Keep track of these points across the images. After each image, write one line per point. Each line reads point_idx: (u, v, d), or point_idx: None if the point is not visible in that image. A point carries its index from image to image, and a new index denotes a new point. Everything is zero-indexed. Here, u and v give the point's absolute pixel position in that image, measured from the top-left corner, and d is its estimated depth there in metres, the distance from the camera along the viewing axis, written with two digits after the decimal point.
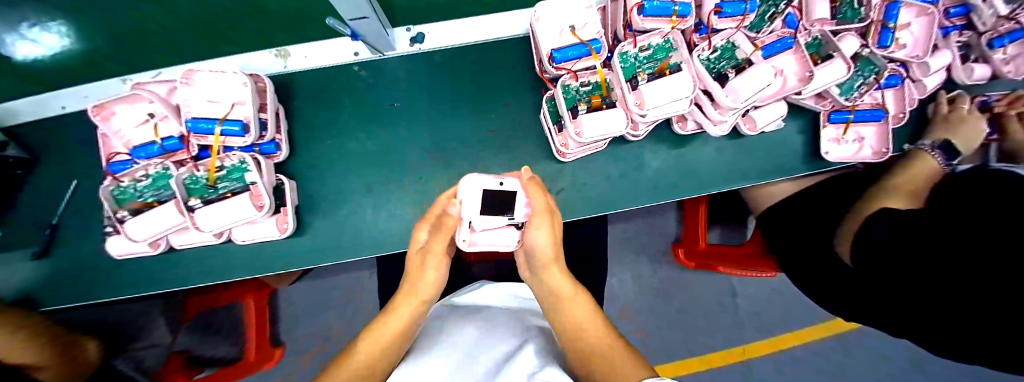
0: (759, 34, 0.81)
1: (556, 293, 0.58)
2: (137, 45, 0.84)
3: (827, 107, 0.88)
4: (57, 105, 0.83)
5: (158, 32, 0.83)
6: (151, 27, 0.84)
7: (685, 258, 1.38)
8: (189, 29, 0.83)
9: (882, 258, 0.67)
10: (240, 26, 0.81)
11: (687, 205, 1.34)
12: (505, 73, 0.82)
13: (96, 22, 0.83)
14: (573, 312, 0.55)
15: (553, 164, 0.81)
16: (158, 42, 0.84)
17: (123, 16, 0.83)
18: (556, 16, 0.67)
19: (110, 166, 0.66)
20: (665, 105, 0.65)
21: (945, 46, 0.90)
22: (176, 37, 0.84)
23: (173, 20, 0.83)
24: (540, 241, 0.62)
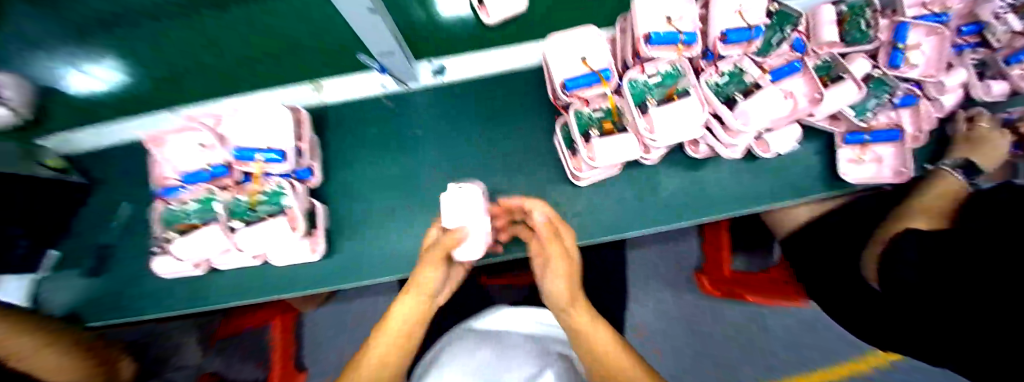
0: (767, 59, 0.84)
1: (576, 326, 0.59)
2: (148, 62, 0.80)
3: (841, 128, 0.89)
4: (118, 135, 0.92)
5: None
6: None
7: (710, 286, 1.36)
8: None
9: (913, 278, 0.65)
10: None
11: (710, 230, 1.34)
12: (520, 101, 0.87)
13: None
14: (594, 340, 0.57)
15: (568, 187, 0.83)
16: None
17: None
18: (566, 48, 0.72)
19: (162, 189, 0.72)
20: (678, 129, 0.67)
21: (960, 64, 0.90)
22: None
23: None
24: (557, 285, 0.61)
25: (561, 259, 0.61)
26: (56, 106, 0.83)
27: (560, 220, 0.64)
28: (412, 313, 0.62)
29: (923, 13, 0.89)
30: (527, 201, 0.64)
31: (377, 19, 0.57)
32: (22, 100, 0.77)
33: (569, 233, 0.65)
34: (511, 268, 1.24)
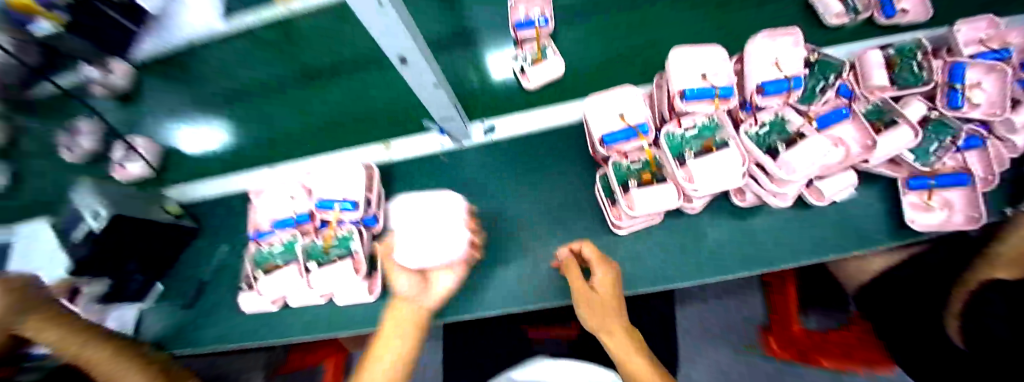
0: (812, 106, 0.83)
1: (617, 355, 0.71)
2: (258, 122, 1.15)
3: (903, 172, 0.86)
4: (228, 187, 1.12)
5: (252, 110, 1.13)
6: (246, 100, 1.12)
7: (779, 350, 1.23)
8: (284, 116, 1.12)
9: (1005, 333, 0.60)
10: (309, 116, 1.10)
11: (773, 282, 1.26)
12: (562, 155, 0.93)
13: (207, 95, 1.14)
14: (633, 366, 0.68)
15: (609, 236, 0.84)
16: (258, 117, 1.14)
17: (226, 80, 1.10)
18: (603, 107, 0.78)
19: (256, 233, 0.86)
20: (718, 179, 0.68)
21: None
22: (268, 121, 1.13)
23: (265, 106, 1.12)
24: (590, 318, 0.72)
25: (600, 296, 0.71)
26: (178, 165, 1.18)
27: (594, 255, 0.72)
28: (402, 318, 0.75)
29: (980, 51, 0.88)
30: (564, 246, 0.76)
31: (440, 91, 0.70)
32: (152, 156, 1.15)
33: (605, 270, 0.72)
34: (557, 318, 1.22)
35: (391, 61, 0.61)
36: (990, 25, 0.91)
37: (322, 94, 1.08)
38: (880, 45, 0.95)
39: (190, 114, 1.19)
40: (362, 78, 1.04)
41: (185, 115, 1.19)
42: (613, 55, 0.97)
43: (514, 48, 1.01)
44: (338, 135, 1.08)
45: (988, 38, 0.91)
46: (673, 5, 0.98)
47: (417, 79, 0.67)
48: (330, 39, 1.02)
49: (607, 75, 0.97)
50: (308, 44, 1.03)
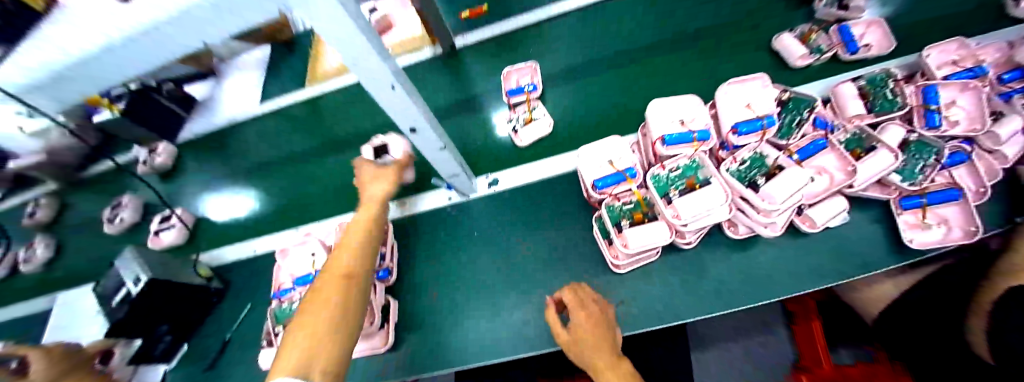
0: (790, 140, 0.89)
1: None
2: (279, 189, 1.27)
3: (894, 194, 0.89)
4: (251, 249, 1.19)
5: (278, 176, 1.29)
6: (276, 170, 1.30)
7: None
8: (305, 178, 1.25)
9: None
10: (324, 179, 1.23)
11: (796, 314, 1.23)
12: (562, 201, 0.99)
13: (244, 166, 1.33)
14: None
15: (612, 275, 0.87)
16: (280, 181, 1.28)
17: (265, 155, 1.32)
18: (595, 155, 0.86)
19: (279, 291, 0.91)
20: (703, 215, 0.74)
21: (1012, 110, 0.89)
22: (290, 182, 1.27)
23: (290, 172, 1.28)
24: (579, 360, 0.72)
25: (582, 334, 0.71)
26: (204, 230, 1.26)
27: (575, 297, 0.77)
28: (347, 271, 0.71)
29: (954, 71, 0.96)
30: (554, 293, 0.81)
31: (445, 152, 0.79)
32: (187, 223, 1.24)
33: (586, 308, 0.74)
34: (572, 368, 1.19)
35: (403, 131, 0.71)
36: (960, 46, 0.98)
37: (340, 159, 1.24)
38: (853, 77, 1.01)
39: (223, 182, 1.32)
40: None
41: (218, 184, 1.32)
42: (602, 112, 1.07)
43: (508, 110, 1.15)
44: (345, 199, 1.17)
45: (960, 58, 0.99)
46: (649, 66, 1.12)
47: (425, 144, 0.76)
48: (354, 119, 1.28)
49: (605, 128, 1.05)
50: (335, 123, 1.30)
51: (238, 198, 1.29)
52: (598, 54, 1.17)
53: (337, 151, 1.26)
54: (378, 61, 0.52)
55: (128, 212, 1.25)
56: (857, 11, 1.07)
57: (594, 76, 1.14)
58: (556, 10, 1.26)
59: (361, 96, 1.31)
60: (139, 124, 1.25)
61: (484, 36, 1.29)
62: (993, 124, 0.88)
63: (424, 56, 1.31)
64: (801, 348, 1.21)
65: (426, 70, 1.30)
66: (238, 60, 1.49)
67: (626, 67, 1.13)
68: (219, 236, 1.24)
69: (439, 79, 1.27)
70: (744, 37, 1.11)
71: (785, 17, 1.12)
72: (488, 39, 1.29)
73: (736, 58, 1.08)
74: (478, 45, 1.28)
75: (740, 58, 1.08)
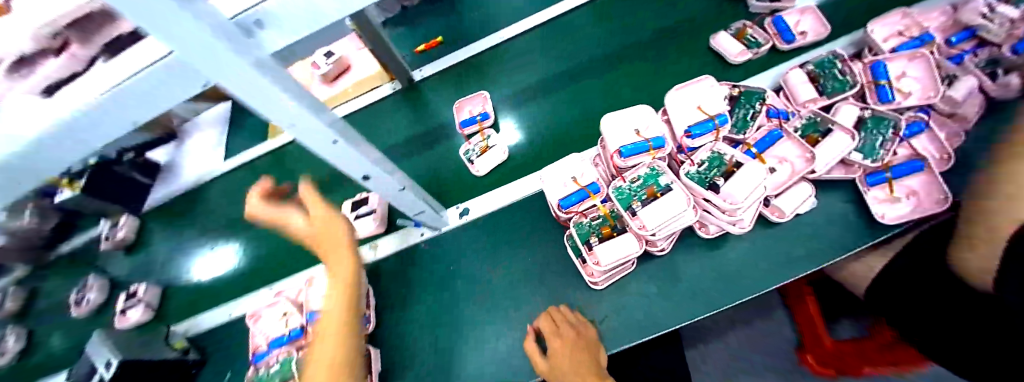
0: (747, 134, 0.89)
1: None
2: (252, 245, 1.24)
3: (858, 172, 0.90)
4: (227, 312, 1.14)
5: (250, 231, 1.26)
6: (247, 226, 1.27)
7: (819, 366, 1.14)
8: (278, 232, 1.23)
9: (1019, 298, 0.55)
10: (284, 236, 1.21)
11: (790, 295, 1.22)
12: (534, 223, 0.98)
13: (215, 226, 1.30)
14: None
15: (591, 292, 0.86)
16: (253, 237, 1.25)
17: (235, 212, 1.30)
18: (559, 174, 0.86)
19: (255, 355, 0.89)
20: (667, 221, 0.74)
21: (965, 72, 0.92)
22: (263, 237, 1.24)
23: (262, 226, 1.26)
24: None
25: (561, 356, 0.76)
26: (173, 300, 1.22)
27: (549, 322, 0.82)
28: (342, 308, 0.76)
29: (901, 43, 1.00)
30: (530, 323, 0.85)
31: (406, 192, 0.79)
32: (153, 298, 1.20)
33: (562, 330, 0.79)
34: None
35: (356, 179, 0.70)
36: (904, 17, 1.03)
37: None
38: (801, 63, 1.03)
39: (193, 246, 1.29)
40: (342, 192, 1.21)
41: (189, 248, 1.29)
42: (563, 130, 1.10)
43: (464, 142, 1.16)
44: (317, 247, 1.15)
45: (905, 28, 1.02)
46: (598, 79, 1.16)
47: (383, 188, 0.75)
48: (315, 167, 1.28)
49: (567, 145, 1.07)
50: (301, 171, 1.30)
51: (212, 257, 1.26)
52: (552, 72, 1.20)
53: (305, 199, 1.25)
54: (311, 116, 0.52)
55: (94, 293, 1.21)
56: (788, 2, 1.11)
57: (551, 95, 1.17)
58: (507, 34, 1.29)
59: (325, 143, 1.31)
60: (97, 198, 1.20)
61: (440, 67, 1.30)
62: (947, 88, 0.91)
63: (384, 92, 1.31)
64: (801, 328, 1.20)
65: (389, 106, 1.30)
66: (199, 120, 1.51)
67: (590, 82, 1.16)
68: (194, 302, 1.20)
69: (401, 114, 1.27)
70: (688, 40, 1.15)
71: (725, 15, 1.16)
72: (444, 69, 1.30)
73: (684, 63, 1.12)
74: (438, 76, 1.30)
75: (688, 62, 1.12)
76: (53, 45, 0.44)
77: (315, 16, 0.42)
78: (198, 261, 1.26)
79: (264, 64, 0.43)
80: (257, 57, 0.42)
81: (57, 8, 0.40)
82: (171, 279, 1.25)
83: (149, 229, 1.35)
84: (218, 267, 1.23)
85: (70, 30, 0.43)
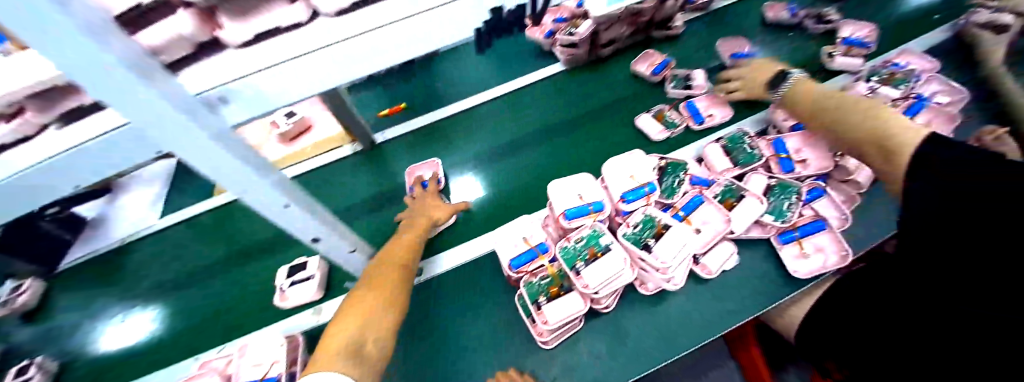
0: (675, 199, 1.01)
1: None
2: (186, 307, 1.13)
3: (771, 231, 1.04)
4: None
5: (184, 291, 1.17)
6: (182, 286, 1.18)
7: None
8: (214, 294, 1.15)
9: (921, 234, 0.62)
10: (221, 299, 1.13)
11: (734, 344, 1.29)
12: (489, 282, 1.00)
13: (141, 287, 1.19)
14: None
15: (543, 352, 0.88)
16: (184, 298, 1.15)
17: (165, 273, 1.21)
18: (510, 234, 0.93)
19: None
20: (607, 279, 0.80)
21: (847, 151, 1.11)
22: (198, 298, 1.15)
23: (198, 286, 1.17)
24: None
25: None
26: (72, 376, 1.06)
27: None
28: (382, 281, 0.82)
29: (795, 123, 1.18)
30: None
31: (355, 254, 0.82)
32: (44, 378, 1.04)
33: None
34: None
35: (305, 243, 0.70)
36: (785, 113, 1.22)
37: (253, 267, 1.17)
38: (718, 138, 1.22)
39: (114, 309, 1.16)
40: (292, 251, 1.18)
41: (108, 313, 1.15)
42: (518, 193, 1.19)
43: None
44: (260, 310, 1.09)
45: None
46: (545, 148, 1.29)
47: (334, 248, 0.76)
48: (264, 225, 1.25)
49: (525, 205, 1.17)
50: (244, 228, 1.26)
51: (126, 326, 1.13)
52: (510, 140, 1.32)
53: (250, 257, 1.20)
54: (260, 180, 0.53)
55: None
56: (698, 89, 1.33)
57: (507, 160, 1.28)
58: (468, 104, 1.42)
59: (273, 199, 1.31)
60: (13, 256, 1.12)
61: (403, 130, 1.38)
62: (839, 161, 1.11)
63: (345, 153, 1.35)
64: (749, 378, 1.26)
65: (352, 166, 1.34)
66: (141, 175, 1.42)
67: (559, 141, 1.30)
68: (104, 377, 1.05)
69: (361, 173, 1.32)
70: (626, 118, 1.34)
71: (652, 98, 1.37)
72: (406, 132, 1.38)
73: (624, 137, 1.29)
74: (400, 139, 1.37)
75: (619, 138, 1.29)
76: (9, 110, 0.43)
77: (275, 95, 0.44)
78: (118, 327, 1.13)
79: (224, 136, 0.46)
80: (218, 130, 0.45)
81: (9, 86, 0.38)
82: (78, 351, 1.10)
83: (64, 292, 1.21)
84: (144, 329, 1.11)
85: (31, 100, 0.42)
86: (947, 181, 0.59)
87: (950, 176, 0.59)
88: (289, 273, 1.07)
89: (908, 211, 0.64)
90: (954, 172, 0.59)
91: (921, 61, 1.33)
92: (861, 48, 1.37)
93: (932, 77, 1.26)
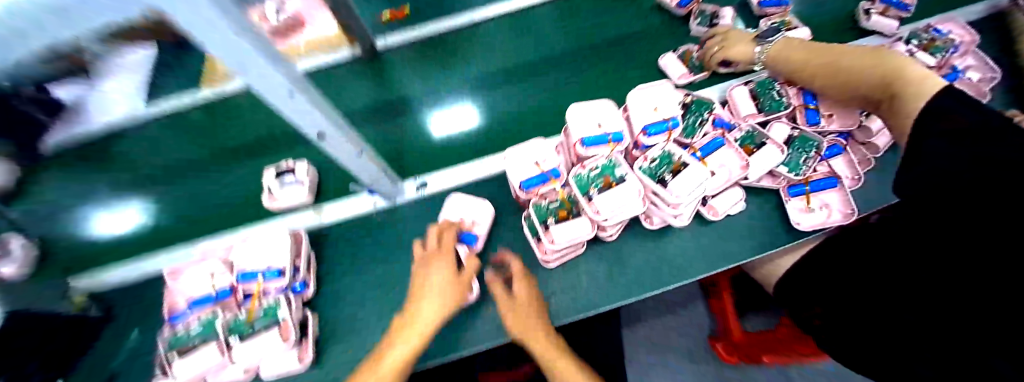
0: (694, 139, 0.97)
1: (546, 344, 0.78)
2: (182, 198, 1.14)
3: (782, 183, 1.02)
4: (138, 269, 1.02)
5: (181, 183, 1.17)
6: (179, 178, 1.18)
7: (726, 354, 1.29)
8: (208, 188, 1.15)
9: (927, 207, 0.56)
10: (217, 196, 1.13)
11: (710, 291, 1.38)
12: (490, 204, 1.00)
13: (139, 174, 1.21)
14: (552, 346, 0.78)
15: (542, 270, 0.90)
16: (178, 189, 1.16)
17: (158, 165, 1.21)
18: (522, 155, 0.88)
19: (172, 315, 0.81)
20: (620, 208, 0.78)
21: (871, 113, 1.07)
22: (194, 192, 1.15)
23: (194, 174, 1.18)
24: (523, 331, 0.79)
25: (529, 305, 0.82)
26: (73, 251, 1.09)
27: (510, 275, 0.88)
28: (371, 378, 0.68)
29: None
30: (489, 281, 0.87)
31: (363, 157, 0.75)
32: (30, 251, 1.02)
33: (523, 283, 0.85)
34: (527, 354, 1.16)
35: (310, 138, 0.64)
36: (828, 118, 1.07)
37: (249, 167, 1.16)
38: (747, 82, 1.15)
39: (113, 199, 1.18)
40: (284, 156, 1.16)
41: (110, 201, 1.18)
42: (522, 121, 1.14)
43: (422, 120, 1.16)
44: (256, 213, 1.09)
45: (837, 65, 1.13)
46: (559, 74, 1.22)
47: (339, 150, 0.70)
48: (252, 125, 1.22)
49: (527, 129, 1.13)
50: (234, 131, 1.22)
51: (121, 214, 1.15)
52: (518, 64, 1.23)
53: (242, 156, 1.18)
54: (271, 68, 0.46)
55: None
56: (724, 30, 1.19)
57: (510, 84, 1.20)
58: (479, 18, 1.29)
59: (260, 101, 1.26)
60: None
61: (405, 38, 1.27)
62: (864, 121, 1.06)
63: (341, 58, 1.26)
64: (717, 319, 1.36)
65: (346, 74, 1.26)
66: (119, 61, 1.32)
67: (575, 69, 1.22)
68: (99, 261, 1.07)
69: (361, 83, 1.25)
70: (638, 55, 1.24)
71: (676, 33, 1.26)
72: (409, 41, 1.27)
73: (640, 73, 1.21)
74: (401, 47, 1.27)
75: (639, 72, 1.21)
76: None
77: None
78: (115, 215, 1.15)
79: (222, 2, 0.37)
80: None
81: None
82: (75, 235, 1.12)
83: (60, 181, 1.21)
84: (140, 218, 1.12)
85: None
86: (968, 146, 0.51)
87: (974, 140, 0.51)
88: (277, 175, 1.04)
89: (910, 174, 0.58)
90: (980, 136, 0.50)
91: (962, 31, 1.20)
92: (899, 10, 1.25)
93: (970, 51, 1.17)
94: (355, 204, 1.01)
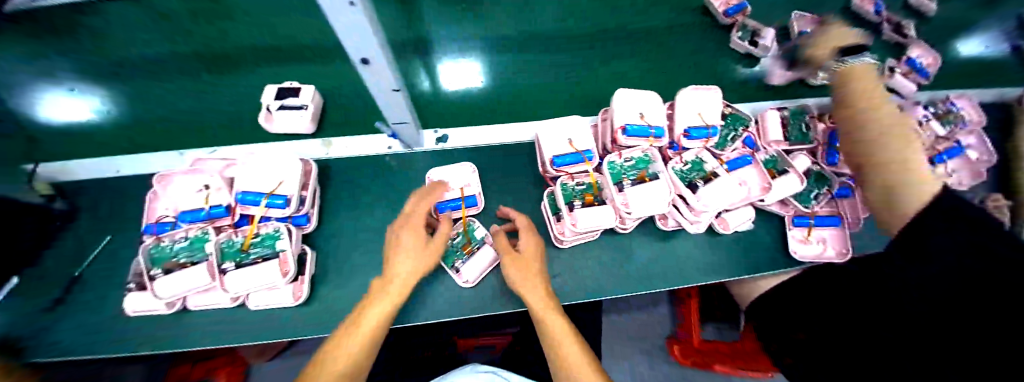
0: (724, 151, 0.96)
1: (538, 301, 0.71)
2: (167, 100, 1.05)
3: (790, 212, 1.03)
4: (115, 168, 0.96)
5: (165, 82, 1.06)
6: (162, 76, 1.07)
7: (681, 356, 1.34)
8: (193, 94, 1.05)
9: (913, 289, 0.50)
10: (208, 105, 1.04)
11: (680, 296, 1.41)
12: (503, 172, 0.97)
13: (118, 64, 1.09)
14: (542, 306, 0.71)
15: (550, 249, 0.89)
16: (161, 88, 1.06)
17: (142, 57, 1.10)
18: (556, 130, 0.85)
19: (156, 226, 0.76)
20: (649, 205, 0.78)
21: None
22: (181, 96, 1.05)
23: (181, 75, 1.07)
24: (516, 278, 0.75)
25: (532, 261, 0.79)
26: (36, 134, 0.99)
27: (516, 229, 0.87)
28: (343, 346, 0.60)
29: None
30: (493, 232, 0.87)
31: (398, 95, 0.69)
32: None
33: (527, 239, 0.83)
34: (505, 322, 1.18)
35: (353, 62, 0.58)
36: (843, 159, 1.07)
37: (246, 79, 1.07)
38: (779, 107, 1.12)
39: (87, 84, 1.07)
40: (287, 74, 1.06)
41: (81, 85, 1.06)
42: (547, 94, 1.10)
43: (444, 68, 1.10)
44: (250, 131, 1.02)
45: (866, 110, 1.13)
46: (593, 52, 1.17)
47: (377, 81, 0.64)
48: (257, 34, 1.11)
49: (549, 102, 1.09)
50: (229, 37, 1.12)
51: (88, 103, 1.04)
52: (553, 31, 1.17)
53: (241, 66, 1.08)
54: None
55: None
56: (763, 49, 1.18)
57: (538, 52, 1.14)
58: None
59: (266, 10, 1.15)
60: None
61: None
62: None
63: None
64: (680, 322, 1.41)
65: None
66: None
67: (610, 51, 1.17)
68: (67, 150, 0.98)
69: (383, 13, 1.15)
70: (633, 45, 1.19)
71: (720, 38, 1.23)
72: None
73: (675, 69, 1.18)
74: None
75: (675, 69, 1.17)
76: None
77: None
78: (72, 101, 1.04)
79: None
80: None
81: None
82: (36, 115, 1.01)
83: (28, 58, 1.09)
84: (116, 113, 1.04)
85: None
86: (980, 240, 0.44)
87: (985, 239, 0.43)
88: (279, 95, 0.95)
89: (921, 259, 0.50)
90: (988, 233, 0.43)
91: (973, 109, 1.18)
92: (920, 76, 1.23)
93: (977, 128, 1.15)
94: (366, 144, 0.96)
